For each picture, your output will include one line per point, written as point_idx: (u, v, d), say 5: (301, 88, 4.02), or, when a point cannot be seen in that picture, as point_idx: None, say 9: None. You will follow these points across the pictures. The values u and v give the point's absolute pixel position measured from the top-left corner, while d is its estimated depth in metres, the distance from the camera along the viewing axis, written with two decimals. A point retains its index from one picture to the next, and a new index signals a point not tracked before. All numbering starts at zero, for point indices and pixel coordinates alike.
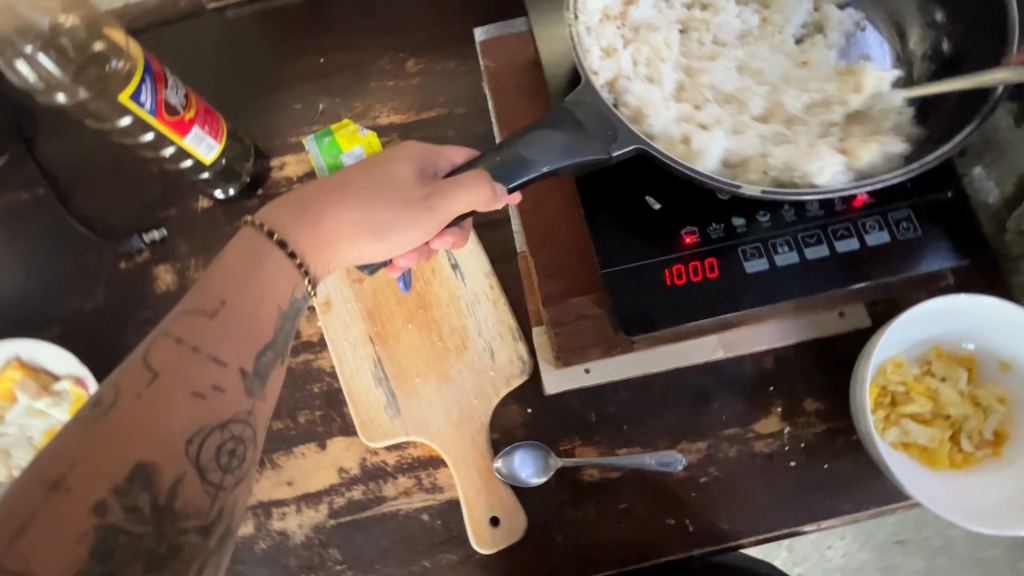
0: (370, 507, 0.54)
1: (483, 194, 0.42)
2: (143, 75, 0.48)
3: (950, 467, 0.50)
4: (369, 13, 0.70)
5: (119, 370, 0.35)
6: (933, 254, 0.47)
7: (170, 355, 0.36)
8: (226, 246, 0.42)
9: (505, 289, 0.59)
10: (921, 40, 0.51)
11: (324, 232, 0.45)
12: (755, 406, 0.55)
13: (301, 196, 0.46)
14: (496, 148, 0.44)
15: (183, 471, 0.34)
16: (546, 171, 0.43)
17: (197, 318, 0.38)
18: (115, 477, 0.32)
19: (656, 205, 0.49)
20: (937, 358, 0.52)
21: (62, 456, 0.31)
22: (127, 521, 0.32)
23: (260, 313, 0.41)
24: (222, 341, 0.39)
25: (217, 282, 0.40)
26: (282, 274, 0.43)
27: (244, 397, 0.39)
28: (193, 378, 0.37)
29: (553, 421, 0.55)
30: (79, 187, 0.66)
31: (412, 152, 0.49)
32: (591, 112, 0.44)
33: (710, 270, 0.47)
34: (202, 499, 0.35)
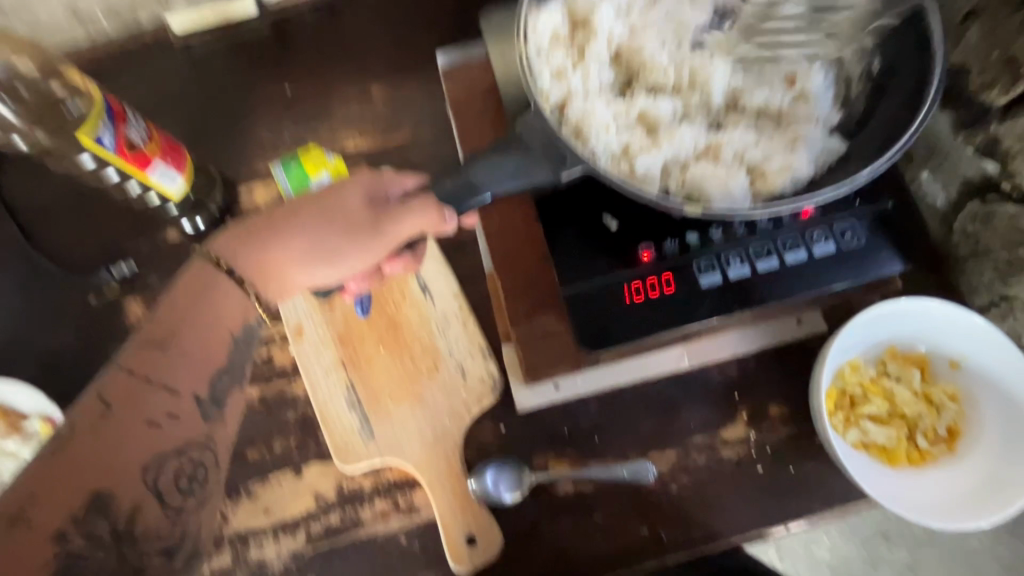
0: (347, 532, 0.55)
1: (433, 218, 0.44)
2: (104, 115, 0.49)
3: (908, 465, 0.52)
4: (333, 40, 0.71)
5: (73, 404, 0.36)
6: (877, 260, 0.49)
7: (121, 387, 0.37)
8: (175, 284, 0.42)
9: (475, 308, 0.60)
10: (858, 60, 0.52)
11: (276, 259, 0.46)
12: (721, 412, 0.56)
13: (252, 225, 0.47)
14: (449, 174, 0.45)
15: (140, 498, 0.36)
16: (497, 195, 0.44)
17: (147, 349, 0.39)
18: (72, 508, 0.33)
19: (614, 223, 0.51)
20: (892, 358, 0.54)
21: (21, 490, 0.33)
22: (87, 548, 0.33)
23: (212, 340, 0.42)
24: (174, 371, 0.39)
25: (168, 313, 0.40)
26: (233, 298, 0.43)
27: (200, 423, 0.40)
28: (145, 407, 0.37)
29: (527, 437, 0.56)
30: (46, 222, 0.66)
31: (362, 179, 0.48)
32: (540, 135, 0.45)
33: (667, 285, 0.49)
34: (162, 523, 0.36)
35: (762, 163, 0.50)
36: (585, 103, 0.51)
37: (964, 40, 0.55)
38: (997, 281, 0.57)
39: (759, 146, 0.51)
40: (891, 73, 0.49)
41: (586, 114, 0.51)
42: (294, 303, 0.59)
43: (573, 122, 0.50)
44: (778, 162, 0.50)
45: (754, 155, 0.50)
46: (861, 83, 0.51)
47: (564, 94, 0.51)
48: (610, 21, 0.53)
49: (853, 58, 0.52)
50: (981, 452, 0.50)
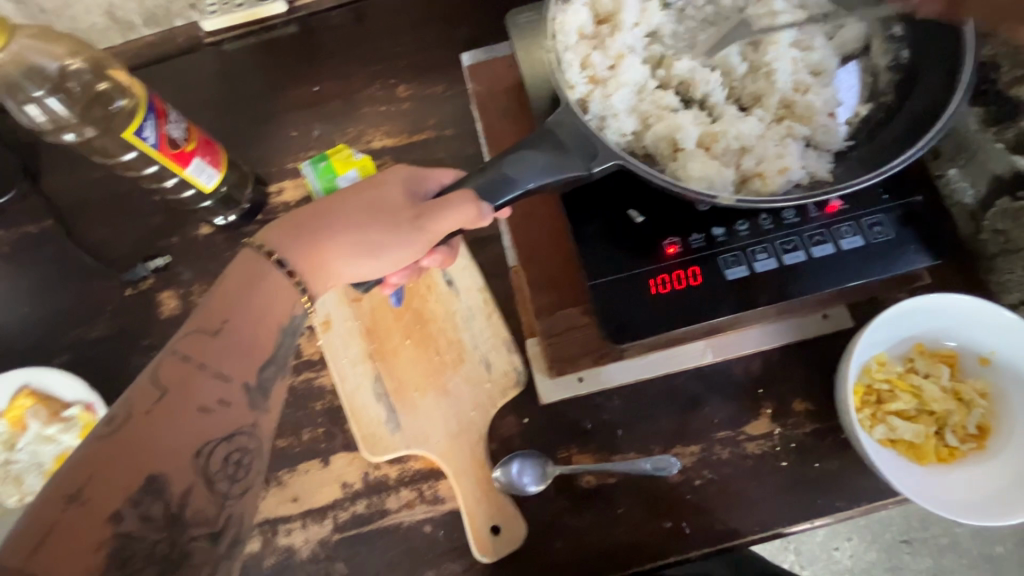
0: (373, 520, 0.56)
1: (470, 212, 0.44)
2: (146, 111, 0.51)
3: (936, 461, 0.51)
4: (360, 42, 0.73)
5: (130, 387, 0.38)
6: (907, 254, 0.48)
7: (176, 372, 0.38)
8: (227, 271, 0.44)
9: (499, 302, 0.60)
10: (884, 51, 0.52)
11: (322, 251, 0.46)
12: (745, 408, 0.56)
13: (299, 219, 0.48)
14: (483, 169, 0.46)
15: (192, 482, 0.36)
16: (530, 189, 0.45)
17: (199, 336, 0.40)
18: (128, 488, 0.34)
19: (639, 218, 0.51)
20: (919, 355, 0.54)
21: (81, 470, 0.34)
22: (141, 530, 0.34)
23: (261, 329, 0.43)
24: (224, 358, 0.41)
25: (220, 302, 0.42)
26: (281, 290, 0.45)
27: (247, 411, 0.41)
28: (198, 393, 0.39)
29: (550, 430, 0.57)
30: (85, 218, 0.68)
31: (400, 174, 0.50)
32: (573, 133, 0.46)
33: (692, 277, 0.49)
34: (210, 508, 0.37)
35: (757, 166, 0.50)
36: (608, 96, 0.51)
37: (994, 36, 0.55)
38: None
39: (754, 144, 0.51)
40: (918, 64, 0.50)
41: (609, 111, 0.51)
42: (323, 297, 0.61)
43: (597, 120, 0.51)
44: (774, 164, 0.49)
45: (749, 160, 0.50)
46: (888, 76, 0.52)
47: (590, 87, 0.52)
48: (637, 13, 0.54)
49: (879, 50, 0.52)
50: (1013, 449, 0.50)
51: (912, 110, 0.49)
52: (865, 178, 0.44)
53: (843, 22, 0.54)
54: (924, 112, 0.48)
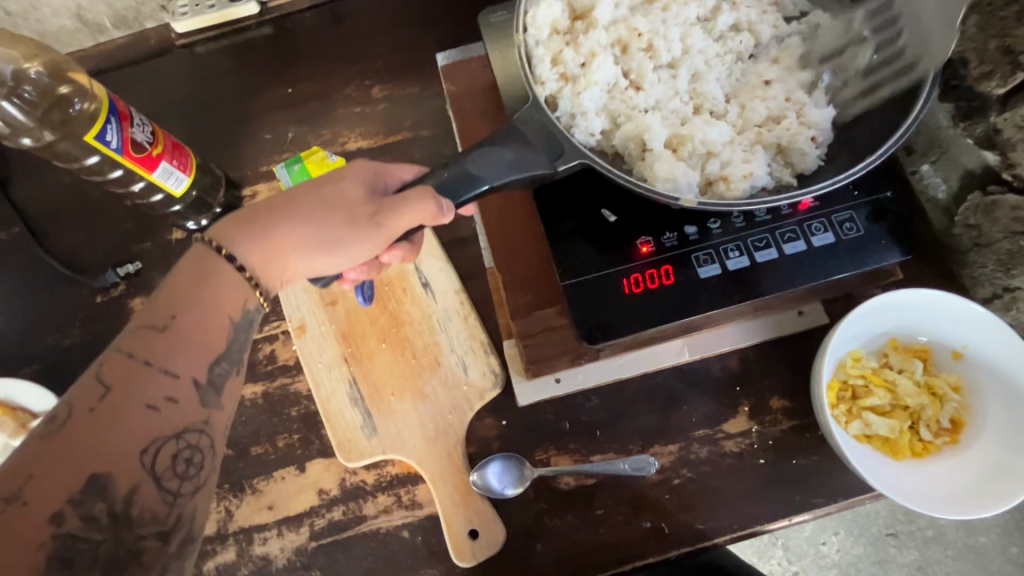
0: (350, 527, 0.55)
1: (428, 208, 0.43)
2: (109, 114, 0.50)
3: (911, 456, 0.51)
4: (335, 43, 0.72)
5: (72, 386, 0.37)
6: (875, 250, 0.48)
7: (121, 370, 0.38)
8: (178, 264, 0.43)
9: (476, 304, 0.60)
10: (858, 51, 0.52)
11: (277, 246, 0.46)
12: (723, 406, 0.56)
13: (256, 213, 0.47)
14: (442, 166, 0.45)
15: (138, 480, 0.36)
16: (493, 188, 0.44)
17: (148, 332, 0.40)
18: (70, 487, 0.33)
19: (612, 217, 0.51)
20: (893, 350, 0.54)
21: (18, 471, 0.33)
22: (85, 530, 0.33)
23: (212, 326, 0.43)
24: (174, 354, 0.40)
25: (170, 298, 0.42)
26: (233, 286, 0.44)
27: (198, 408, 0.40)
28: (145, 391, 0.38)
29: (528, 432, 0.56)
30: (54, 225, 0.67)
31: (360, 170, 0.50)
32: (538, 129, 0.46)
33: (665, 276, 0.49)
34: (159, 506, 0.36)
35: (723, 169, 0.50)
36: (578, 93, 0.51)
37: (964, 31, 0.54)
38: (999, 272, 0.57)
39: (722, 147, 0.50)
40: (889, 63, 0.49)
41: (578, 110, 0.51)
42: (297, 302, 0.60)
43: (567, 118, 0.51)
44: (739, 168, 0.49)
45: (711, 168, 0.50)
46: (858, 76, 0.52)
47: (560, 84, 0.51)
48: (610, 10, 0.53)
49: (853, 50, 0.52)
50: (985, 442, 0.50)
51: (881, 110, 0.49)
52: (833, 179, 0.45)
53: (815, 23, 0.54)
54: (890, 111, 0.48)
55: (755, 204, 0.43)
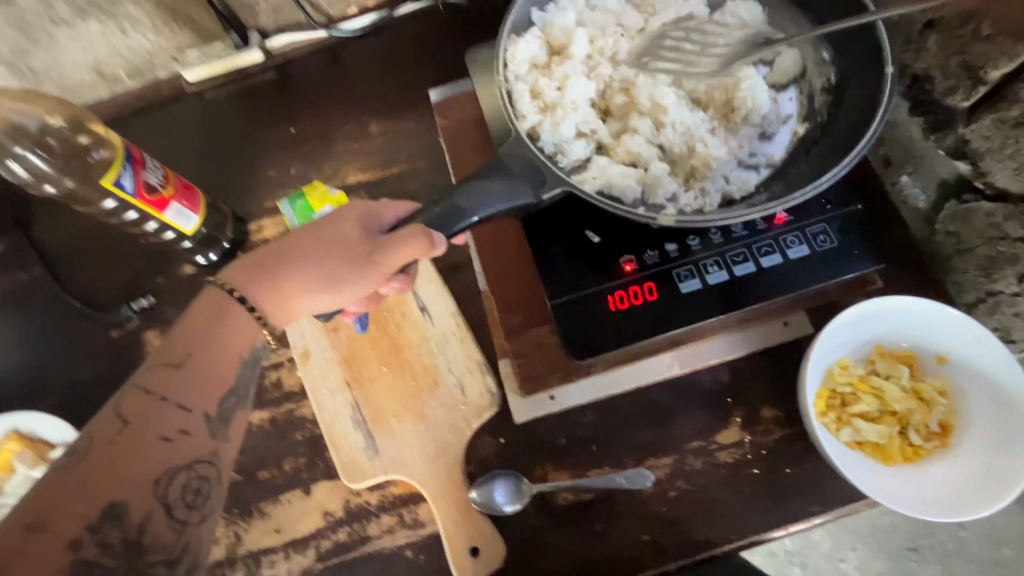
0: (355, 547, 0.56)
1: (422, 243, 0.45)
2: (124, 161, 0.54)
3: (903, 462, 0.52)
4: (334, 84, 0.76)
5: (96, 420, 0.40)
6: (846, 263, 0.50)
7: (139, 404, 0.41)
8: (192, 306, 0.47)
9: (472, 326, 0.62)
10: (818, 73, 0.56)
11: (285, 286, 0.49)
12: (716, 418, 0.58)
13: (265, 255, 0.50)
14: (435, 201, 0.48)
15: (149, 510, 0.39)
16: (479, 220, 0.47)
17: (165, 369, 0.43)
18: (89, 515, 0.37)
19: (596, 237, 0.53)
20: (879, 357, 0.55)
21: (45, 499, 0.37)
22: (99, 555, 0.37)
23: (223, 362, 0.46)
24: (187, 390, 0.43)
25: (186, 336, 0.45)
26: (245, 325, 0.47)
27: (207, 440, 0.43)
28: (160, 424, 0.41)
29: (526, 449, 0.58)
30: (73, 264, 0.70)
31: (358, 209, 0.52)
32: (520, 161, 0.50)
33: (649, 293, 0.51)
34: (168, 534, 0.40)
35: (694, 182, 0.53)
36: (557, 124, 0.54)
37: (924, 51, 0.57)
38: (981, 277, 0.58)
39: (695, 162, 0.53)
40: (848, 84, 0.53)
41: (561, 139, 0.54)
42: (302, 329, 0.63)
43: (551, 148, 0.54)
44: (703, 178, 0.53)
45: (659, 166, 0.53)
46: (822, 96, 0.55)
47: (540, 116, 0.54)
48: (583, 45, 0.57)
49: (813, 72, 0.56)
50: (974, 444, 0.51)
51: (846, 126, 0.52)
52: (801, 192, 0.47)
53: (779, 48, 0.57)
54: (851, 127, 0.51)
55: (725, 218, 0.46)
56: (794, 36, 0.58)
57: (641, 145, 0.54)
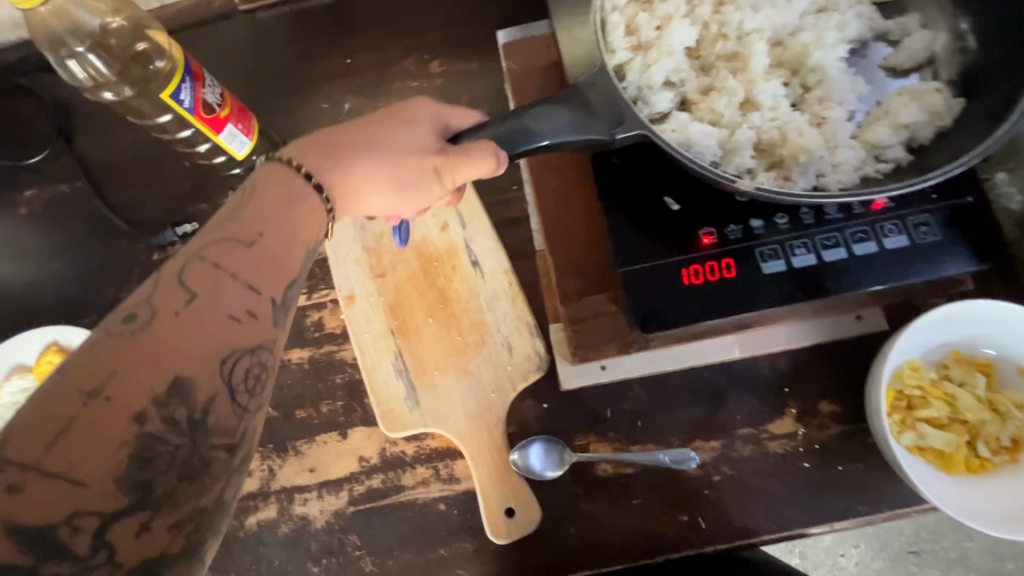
0: (388, 495, 0.56)
1: (489, 164, 0.44)
2: (184, 74, 0.50)
3: (966, 472, 0.50)
4: (395, 14, 0.71)
5: (154, 287, 0.35)
6: (946, 258, 0.46)
7: (204, 276, 0.36)
8: (258, 185, 0.42)
9: (524, 285, 0.60)
10: (948, 65, 0.51)
11: (351, 180, 0.46)
12: (770, 406, 0.55)
13: (330, 140, 0.47)
14: (501, 119, 0.45)
15: (216, 389, 0.34)
16: (549, 146, 0.45)
17: (232, 244, 0.38)
18: (156, 387, 0.32)
19: (675, 205, 0.49)
20: (955, 363, 0.52)
21: (103, 365, 0.31)
22: (164, 432, 0.32)
23: (292, 249, 0.41)
24: (255, 269, 0.38)
25: (254, 214, 0.40)
26: (314, 213, 0.43)
27: (271, 327, 0.38)
28: (227, 302, 0.36)
29: (569, 416, 0.56)
30: (116, 181, 0.68)
31: (427, 112, 0.49)
32: (602, 96, 0.46)
33: (727, 270, 0.47)
34: (230, 418, 0.35)
35: (773, 155, 0.50)
36: (648, 66, 0.50)
37: None
38: None
39: (788, 125, 0.49)
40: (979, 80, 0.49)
41: (646, 83, 0.50)
42: (349, 272, 0.61)
43: (634, 91, 0.51)
44: (791, 148, 0.48)
45: (744, 132, 0.48)
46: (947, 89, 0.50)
47: (631, 54, 0.51)
48: None
49: (942, 63, 0.51)
50: None
51: (958, 126, 0.47)
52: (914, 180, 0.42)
53: (909, 27, 0.52)
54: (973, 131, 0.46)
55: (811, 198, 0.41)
56: (928, 21, 0.53)
57: (727, 105, 0.50)
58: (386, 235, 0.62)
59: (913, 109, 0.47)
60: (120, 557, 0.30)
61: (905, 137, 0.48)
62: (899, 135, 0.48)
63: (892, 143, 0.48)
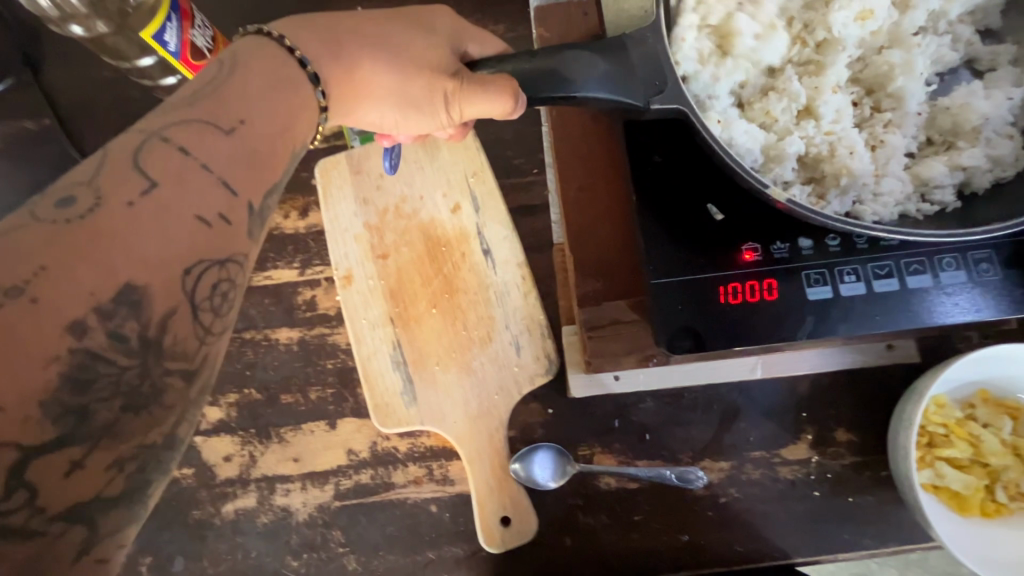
0: (377, 492, 0.53)
1: (504, 106, 0.38)
2: (171, 12, 0.46)
3: (980, 516, 0.48)
4: None
5: (102, 171, 0.28)
6: (987, 296, 0.42)
7: (167, 163, 0.29)
8: (242, 62, 0.34)
9: (537, 280, 0.56)
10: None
11: (353, 79, 0.39)
12: (785, 431, 0.53)
13: (332, 23, 0.39)
14: (530, 55, 0.39)
15: (176, 301, 0.28)
16: (576, 99, 0.38)
17: (206, 129, 0.31)
18: (99, 294, 0.26)
19: (718, 215, 0.45)
20: (982, 403, 0.50)
21: (28, 256, 0.25)
22: (109, 350, 0.26)
23: (277, 146, 0.34)
24: (229, 162, 0.31)
25: (234, 96, 0.33)
26: (306, 110, 0.36)
27: (246, 237, 0.31)
28: (194, 198, 0.29)
29: (574, 424, 0.53)
30: (90, 122, 0.61)
31: (446, 25, 0.42)
32: (645, 53, 0.40)
33: (768, 291, 0.43)
34: (190, 340, 0.28)
35: (816, 169, 0.45)
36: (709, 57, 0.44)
37: None
38: None
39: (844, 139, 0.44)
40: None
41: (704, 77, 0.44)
42: (347, 249, 0.56)
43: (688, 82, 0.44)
44: (833, 163, 0.44)
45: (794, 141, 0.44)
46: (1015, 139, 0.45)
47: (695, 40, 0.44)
48: None
49: None
50: None
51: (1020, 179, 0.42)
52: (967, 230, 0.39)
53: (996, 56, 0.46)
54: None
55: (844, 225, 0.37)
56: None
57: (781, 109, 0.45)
58: (390, 212, 0.57)
59: (978, 152, 0.42)
60: (41, 501, 0.24)
61: (959, 180, 0.43)
62: (955, 177, 0.43)
63: (944, 183, 0.43)
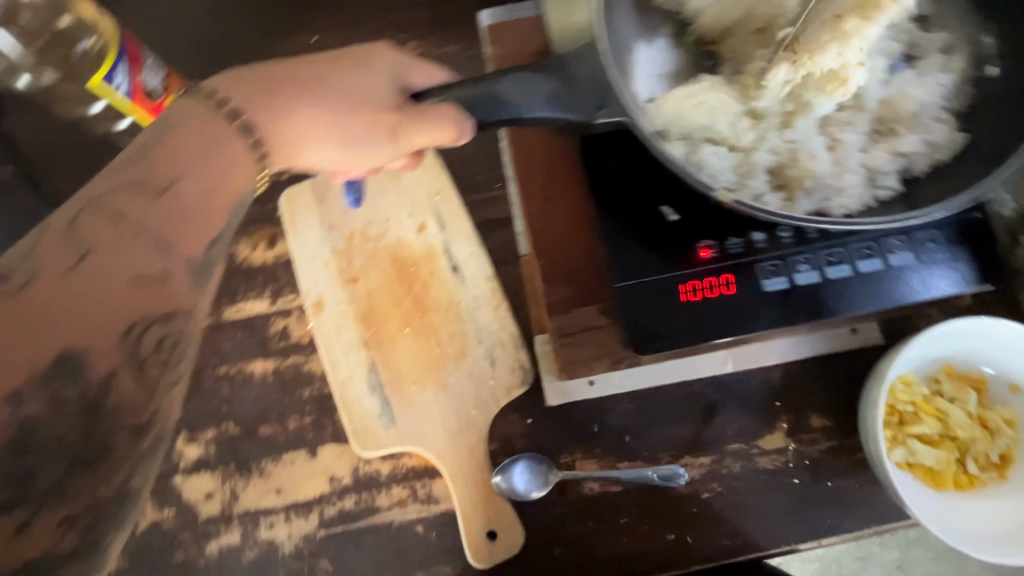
0: (363, 517, 0.53)
1: (444, 136, 0.40)
2: (119, 58, 0.52)
3: (953, 488, 0.49)
4: None
5: (39, 242, 0.29)
6: (935, 274, 0.44)
7: (101, 230, 0.30)
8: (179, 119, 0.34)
9: (508, 292, 0.56)
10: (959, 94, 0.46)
11: (294, 123, 0.38)
12: (761, 422, 0.54)
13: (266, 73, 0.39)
14: (473, 81, 0.41)
15: (116, 364, 0.29)
16: (522, 117, 0.40)
17: (138, 192, 0.31)
18: (36, 365, 0.27)
19: (673, 216, 0.46)
20: (947, 377, 0.51)
21: None
22: (49, 415, 0.28)
23: (214, 204, 0.33)
24: (165, 222, 0.31)
25: (168, 151, 0.32)
26: (243, 163, 0.35)
27: (188, 292, 0.32)
28: (132, 261, 0.30)
29: (555, 432, 0.53)
30: (46, 166, 0.60)
31: (387, 62, 0.43)
32: (590, 73, 0.40)
33: (726, 286, 0.44)
34: (136, 397, 0.30)
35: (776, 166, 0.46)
36: None
37: None
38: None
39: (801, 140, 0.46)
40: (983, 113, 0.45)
41: None
42: (317, 276, 0.57)
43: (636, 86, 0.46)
44: (798, 165, 0.46)
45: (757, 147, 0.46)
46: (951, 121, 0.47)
47: None
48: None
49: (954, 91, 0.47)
50: None
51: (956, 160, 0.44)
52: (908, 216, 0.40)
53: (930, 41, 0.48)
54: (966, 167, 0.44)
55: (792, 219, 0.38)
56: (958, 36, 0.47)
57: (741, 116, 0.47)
58: (357, 237, 0.58)
59: (914, 139, 0.45)
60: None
61: (900, 166, 0.45)
62: (896, 163, 0.45)
63: (888, 169, 0.45)
